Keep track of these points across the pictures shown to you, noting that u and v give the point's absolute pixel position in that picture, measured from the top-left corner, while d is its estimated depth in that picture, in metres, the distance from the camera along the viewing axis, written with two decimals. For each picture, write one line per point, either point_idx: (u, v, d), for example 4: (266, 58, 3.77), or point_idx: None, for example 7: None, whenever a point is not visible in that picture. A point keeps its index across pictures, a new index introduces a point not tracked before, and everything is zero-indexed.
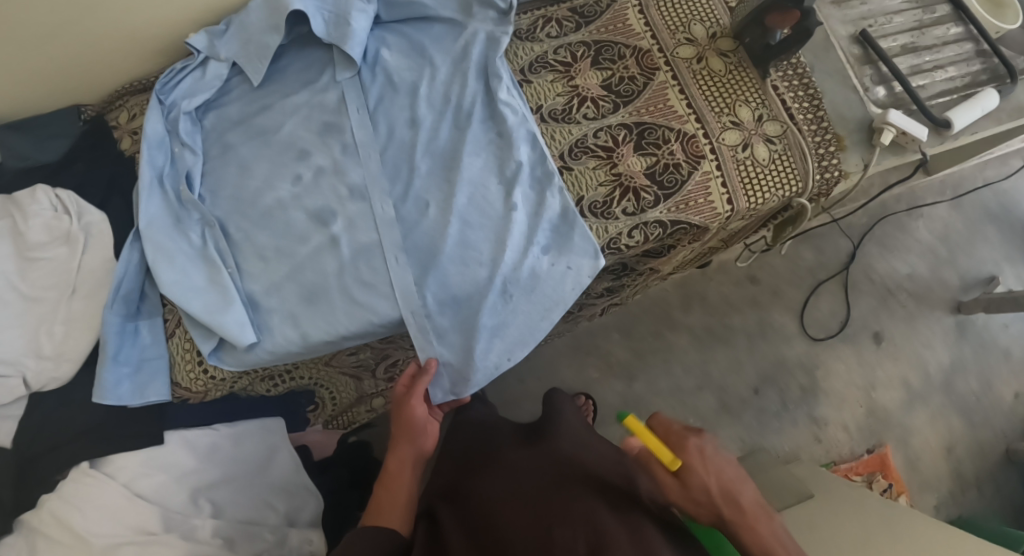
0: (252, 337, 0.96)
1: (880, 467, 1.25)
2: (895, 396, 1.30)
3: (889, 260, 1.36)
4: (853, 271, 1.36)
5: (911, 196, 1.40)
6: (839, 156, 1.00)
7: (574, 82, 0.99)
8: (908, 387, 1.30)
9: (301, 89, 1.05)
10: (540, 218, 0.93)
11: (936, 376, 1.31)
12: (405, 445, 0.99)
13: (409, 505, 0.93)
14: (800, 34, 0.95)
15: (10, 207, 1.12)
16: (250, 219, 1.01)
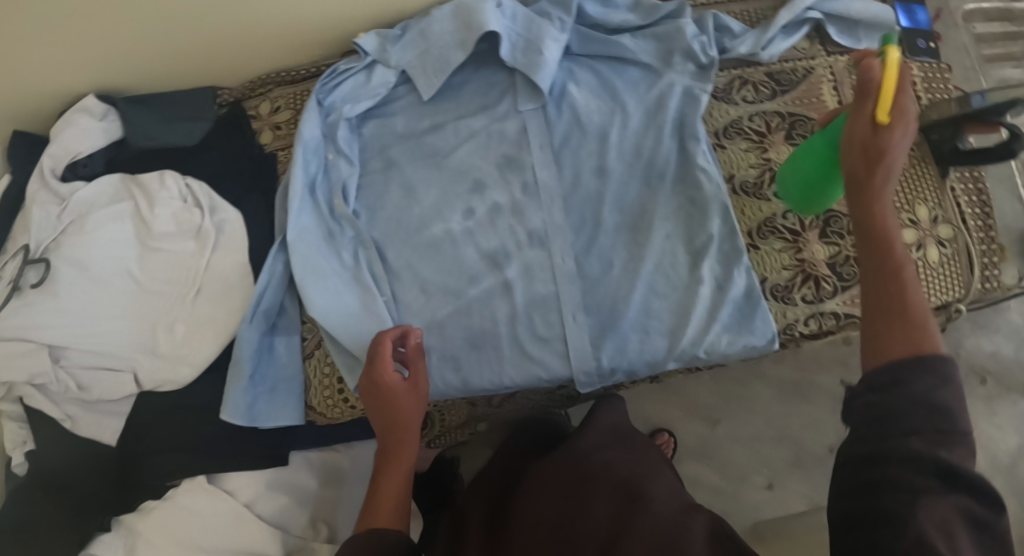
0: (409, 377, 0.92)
1: None
2: None
3: (976, 338, 1.39)
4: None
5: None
6: (999, 267, 1.02)
7: (767, 155, 0.97)
8: None
9: (479, 112, 0.99)
10: (725, 295, 0.92)
11: (1004, 459, 1.33)
12: (404, 431, 0.83)
13: (403, 498, 0.80)
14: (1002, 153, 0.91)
15: (133, 187, 1.06)
16: (412, 249, 0.96)
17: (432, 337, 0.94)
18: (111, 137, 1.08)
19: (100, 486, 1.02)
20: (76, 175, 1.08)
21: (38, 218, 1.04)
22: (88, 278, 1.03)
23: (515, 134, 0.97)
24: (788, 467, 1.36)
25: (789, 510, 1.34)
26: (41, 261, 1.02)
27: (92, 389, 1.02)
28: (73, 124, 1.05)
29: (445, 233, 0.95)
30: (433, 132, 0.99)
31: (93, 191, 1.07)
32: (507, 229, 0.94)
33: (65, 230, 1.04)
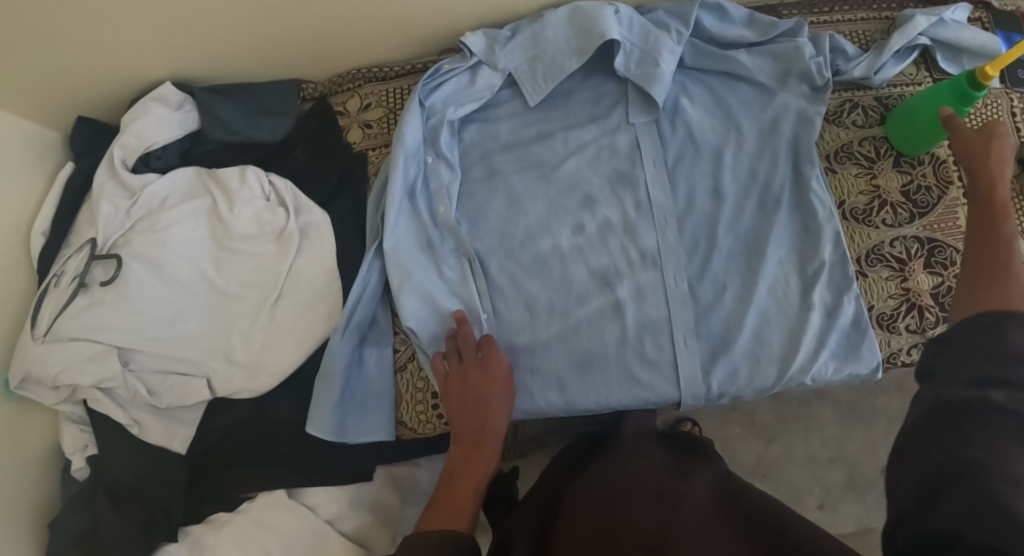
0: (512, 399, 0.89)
1: None
2: None
3: None
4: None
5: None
6: None
7: (877, 182, 0.96)
8: None
9: (591, 124, 0.96)
10: (835, 323, 0.91)
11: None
12: (481, 448, 0.85)
13: (473, 509, 0.80)
14: None
15: (210, 182, 1.02)
16: (517, 263, 0.93)
17: (538, 357, 0.91)
18: (187, 127, 1.04)
19: (169, 498, 0.96)
20: (149, 167, 1.04)
21: (106, 214, 0.99)
22: (161, 278, 0.98)
23: (627, 150, 0.95)
24: (841, 489, 1.36)
25: (840, 530, 1.34)
26: (111, 258, 0.98)
27: (162, 395, 0.97)
28: (149, 114, 1.01)
29: (553, 249, 0.92)
30: (541, 143, 0.96)
31: (166, 185, 1.02)
32: (617, 247, 0.92)
33: (134, 226, 1.00)
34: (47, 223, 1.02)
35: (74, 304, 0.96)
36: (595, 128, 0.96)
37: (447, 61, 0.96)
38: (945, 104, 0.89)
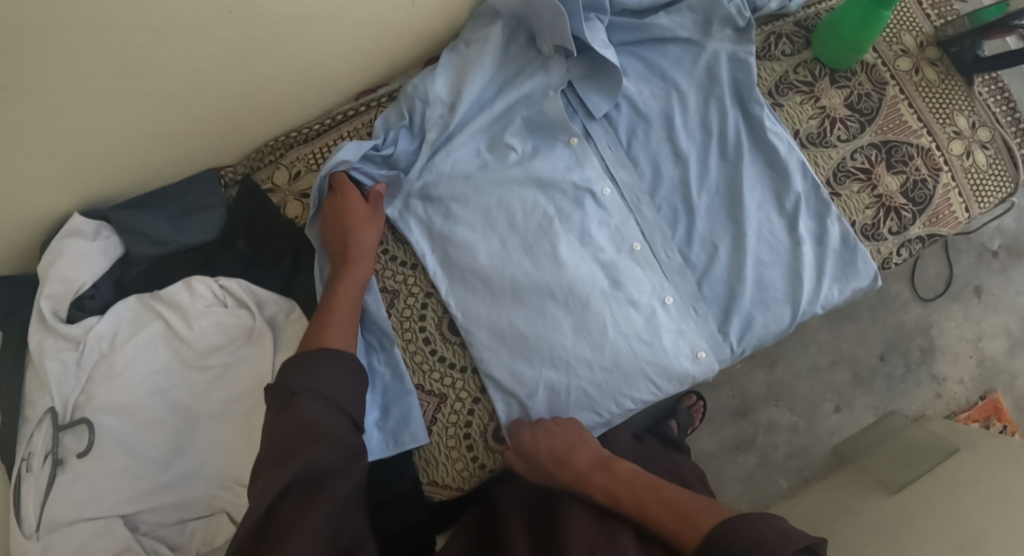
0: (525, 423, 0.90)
1: (995, 411, 1.43)
2: (999, 344, 1.46)
3: None
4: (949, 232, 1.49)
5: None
6: None
7: (821, 103, 0.97)
8: (1010, 333, 1.46)
9: (523, 135, 0.93)
10: (827, 248, 0.93)
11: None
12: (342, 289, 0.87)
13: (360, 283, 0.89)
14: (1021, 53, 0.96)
15: (157, 304, 0.94)
16: (502, 283, 0.89)
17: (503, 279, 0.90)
18: (111, 255, 0.95)
19: None
20: (85, 311, 0.94)
21: (56, 374, 0.90)
22: (143, 421, 0.91)
23: (576, 138, 0.92)
24: (851, 387, 1.42)
25: (862, 425, 1.41)
26: (81, 423, 0.90)
27: (186, 544, 0.91)
28: (68, 252, 0.91)
29: (552, 236, 0.89)
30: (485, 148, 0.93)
31: (111, 322, 0.93)
32: (568, 237, 0.89)
33: (93, 376, 0.92)
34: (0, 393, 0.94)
35: (58, 485, 0.87)
36: (530, 114, 0.93)
37: (411, 83, 0.93)
38: (864, 16, 0.91)
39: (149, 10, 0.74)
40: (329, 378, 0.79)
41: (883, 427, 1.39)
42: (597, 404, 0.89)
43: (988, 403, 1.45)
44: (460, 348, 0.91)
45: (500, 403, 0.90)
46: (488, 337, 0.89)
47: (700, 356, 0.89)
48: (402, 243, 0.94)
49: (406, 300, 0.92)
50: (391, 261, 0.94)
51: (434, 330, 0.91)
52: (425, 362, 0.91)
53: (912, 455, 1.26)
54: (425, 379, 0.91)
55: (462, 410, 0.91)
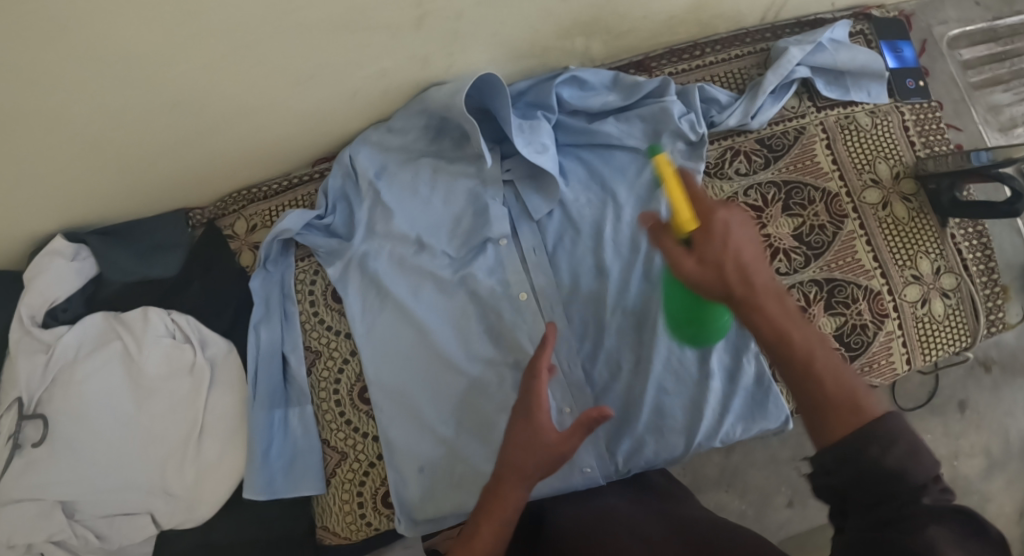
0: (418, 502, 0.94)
1: None
2: (976, 464, 1.37)
3: None
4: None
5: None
6: (1003, 306, 0.97)
7: (766, 231, 0.93)
8: (988, 454, 1.37)
9: (454, 231, 0.95)
10: (736, 386, 0.91)
11: (1016, 444, 1.38)
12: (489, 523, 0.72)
13: None
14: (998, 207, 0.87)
15: (118, 327, 1.02)
16: (415, 364, 0.94)
17: (417, 361, 0.94)
18: (86, 275, 1.04)
19: None
20: (57, 320, 1.04)
21: (26, 373, 1.02)
22: (90, 427, 1.01)
23: (504, 239, 0.94)
24: (807, 484, 1.40)
25: (813, 523, 1.38)
26: (37, 418, 1.01)
27: (111, 537, 1.02)
28: (47, 270, 1.00)
29: (468, 329, 0.93)
30: (416, 232, 0.94)
31: (77, 334, 1.03)
32: (482, 334, 0.93)
33: (55, 380, 1.02)
34: None
35: (12, 467, 1.00)
36: (472, 206, 0.95)
37: (344, 152, 0.97)
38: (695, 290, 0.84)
39: (85, 92, 0.79)
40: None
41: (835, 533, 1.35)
42: None
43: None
44: (366, 415, 0.97)
45: (397, 474, 0.95)
46: (398, 412, 0.94)
47: (585, 471, 0.91)
48: (332, 310, 0.98)
49: (326, 362, 0.98)
50: (320, 323, 0.98)
51: (346, 395, 0.97)
52: (334, 421, 0.97)
53: None
54: (331, 436, 0.97)
55: (358, 470, 0.97)
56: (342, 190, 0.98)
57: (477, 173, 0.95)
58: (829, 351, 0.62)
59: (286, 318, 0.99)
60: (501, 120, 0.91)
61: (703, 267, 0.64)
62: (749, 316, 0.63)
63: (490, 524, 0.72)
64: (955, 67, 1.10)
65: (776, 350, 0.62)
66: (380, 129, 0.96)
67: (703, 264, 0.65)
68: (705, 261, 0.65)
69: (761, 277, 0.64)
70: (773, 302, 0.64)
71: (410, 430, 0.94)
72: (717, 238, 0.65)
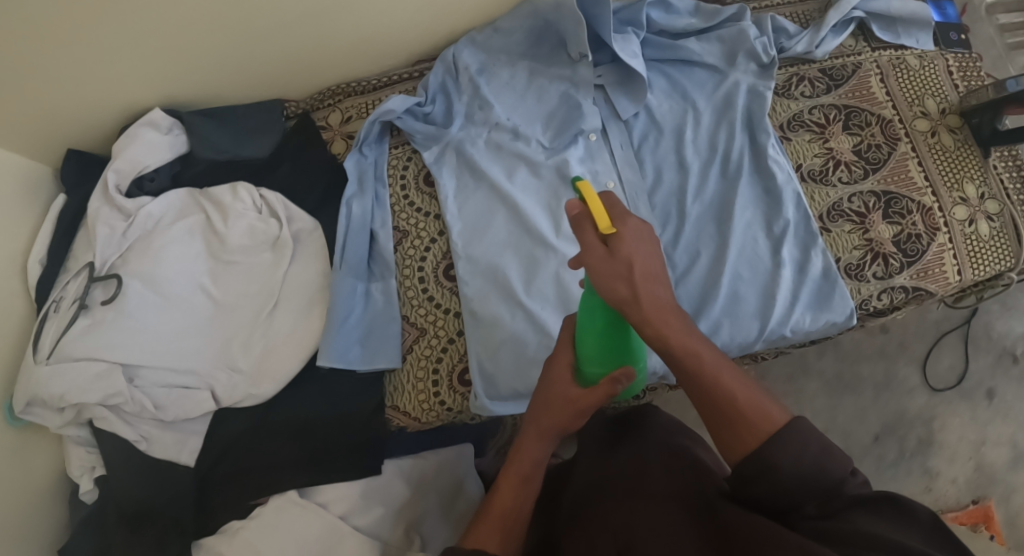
0: (496, 377, 0.95)
1: (983, 518, 1.41)
2: (1002, 453, 1.44)
3: (1008, 319, 1.49)
4: (974, 326, 1.49)
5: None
6: None
7: (829, 145, 1.01)
8: (1015, 445, 1.44)
9: (547, 125, 1.02)
10: (805, 276, 0.96)
11: None
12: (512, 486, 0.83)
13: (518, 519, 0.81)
14: None
15: (203, 200, 1.04)
16: (502, 242, 0.98)
17: (507, 238, 0.98)
18: (176, 151, 1.05)
19: (178, 513, 0.99)
20: (143, 191, 1.04)
21: (102, 237, 1.02)
22: (161, 294, 1.01)
23: (593, 134, 1.01)
24: None
25: None
26: (110, 279, 1.00)
27: (169, 408, 0.99)
28: (140, 138, 1.02)
29: (557, 211, 0.98)
30: (512, 120, 1.01)
31: (160, 205, 1.04)
32: None
33: (132, 246, 1.02)
34: (45, 251, 1.06)
35: (77, 325, 0.99)
36: (565, 104, 1.02)
37: (448, 51, 1.04)
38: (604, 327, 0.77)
39: None
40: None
41: None
42: None
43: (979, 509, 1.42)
44: (449, 292, 0.98)
45: (475, 348, 0.95)
46: (483, 286, 0.96)
47: (664, 351, 0.95)
48: (424, 193, 1.02)
49: (413, 241, 1.00)
50: (409, 206, 1.02)
51: (430, 271, 0.99)
52: (416, 297, 0.99)
53: None
54: (411, 312, 0.99)
55: (436, 347, 0.97)
56: (441, 85, 1.04)
57: (571, 77, 1.03)
58: (731, 372, 0.78)
59: (377, 198, 1.02)
60: (598, 26, 1.01)
61: (610, 260, 0.72)
62: (653, 328, 0.74)
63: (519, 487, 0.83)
64: (993, 31, 1.33)
65: (675, 356, 0.76)
66: (485, 32, 1.04)
67: (607, 261, 0.72)
68: (613, 258, 0.72)
69: (661, 291, 0.74)
70: (672, 319, 0.75)
71: (493, 305, 0.96)
72: (630, 243, 0.72)
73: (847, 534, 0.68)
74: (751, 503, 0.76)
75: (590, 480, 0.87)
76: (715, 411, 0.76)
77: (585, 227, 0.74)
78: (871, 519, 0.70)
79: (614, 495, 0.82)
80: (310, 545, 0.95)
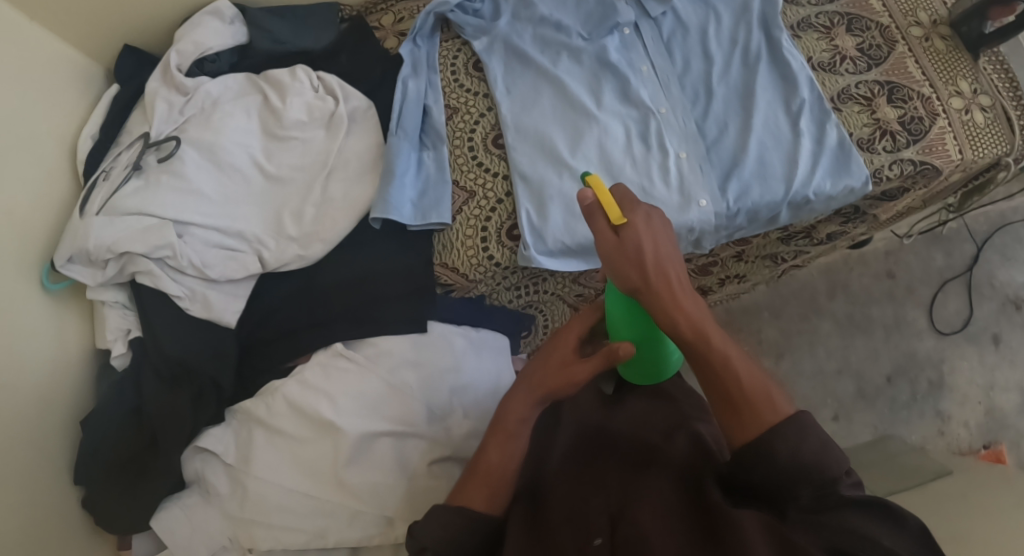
0: (544, 229, 0.97)
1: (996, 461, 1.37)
2: (1012, 399, 1.43)
3: (1010, 269, 1.49)
4: (976, 275, 1.50)
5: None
6: None
7: (835, 43, 1.12)
8: None
9: (581, 17, 1.08)
10: (823, 146, 1.04)
11: None
12: (501, 447, 0.84)
13: (501, 485, 0.82)
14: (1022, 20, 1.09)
15: (260, 82, 1.08)
16: (545, 112, 1.03)
17: (552, 108, 1.03)
18: (237, 41, 1.12)
19: (217, 373, 0.97)
20: (203, 71, 1.09)
21: (161, 110, 1.05)
22: (215, 163, 1.03)
23: (628, 28, 1.08)
24: (852, 400, 1.46)
25: (856, 438, 1.44)
26: (167, 144, 1.03)
27: (214, 267, 0.98)
28: (203, 24, 1.09)
29: (597, 86, 1.05)
30: (555, 15, 1.08)
31: (219, 86, 1.08)
32: (610, 92, 1.04)
33: (189, 121, 1.05)
34: (97, 128, 1.09)
35: (131, 183, 1.00)
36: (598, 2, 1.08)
37: None
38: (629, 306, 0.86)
39: None
40: (447, 532, 0.77)
41: (880, 445, 1.40)
42: None
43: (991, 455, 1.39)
44: (497, 158, 1.02)
45: (526, 204, 0.98)
46: (531, 146, 1.00)
47: (700, 204, 0.99)
48: (473, 77, 1.07)
49: (463, 117, 1.05)
50: (460, 88, 1.07)
51: (479, 141, 1.03)
52: (465, 163, 1.02)
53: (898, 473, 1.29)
54: (461, 177, 1.02)
55: (486, 207, 1.00)
56: None
57: None
58: (743, 358, 0.75)
59: (426, 78, 1.06)
60: None
61: (618, 245, 0.75)
62: (667, 306, 0.74)
63: (508, 447, 0.85)
64: None
65: (687, 337, 0.75)
66: None
67: (618, 249, 0.75)
68: (625, 244, 0.76)
69: (675, 272, 0.75)
70: (688, 304, 0.74)
71: (540, 166, 0.99)
72: (640, 229, 0.76)
73: (839, 536, 0.67)
74: (746, 488, 0.73)
75: (589, 445, 0.88)
76: (722, 395, 0.74)
77: (598, 218, 0.78)
78: (867, 522, 0.68)
79: (609, 465, 0.83)
80: (359, 399, 0.95)
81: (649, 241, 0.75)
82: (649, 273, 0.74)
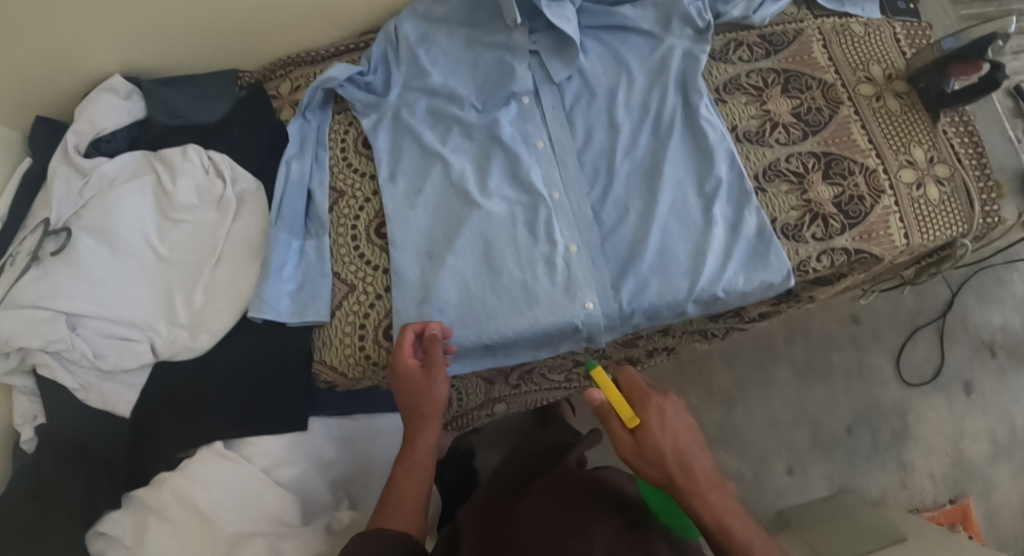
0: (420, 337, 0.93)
1: (962, 518, 1.35)
2: (982, 448, 1.40)
3: (985, 311, 1.46)
4: (950, 319, 1.46)
5: (1010, 250, 1.48)
6: (999, 203, 0.99)
7: (766, 107, 1.00)
8: (995, 440, 1.40)
9: (477, 85, 1.01)
10: (739, 235, 0.94)
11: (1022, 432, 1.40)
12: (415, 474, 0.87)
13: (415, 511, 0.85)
14: (986, 85, 0.95)
15: (155, 162, 1.07)
16: (431, 203, 0.98)
17: (440, 197, 0.98)
18: (133, 116, 1.10)
19: (111, 460, 1.00)
20: (100, 151, 1.09)
21: (59, 193, 1.05)
22: (111, 249, 1.02)
23: (526, 97, 1.01)
24: (808, 450, 1.40)
25: (809, 488, 1.38)
26: (62, 231, 1.03)
27: (108, 358, 1.00)
28: (97, 101, 1.07)
29: (489, 171, 0.98)
30: (447, 85, 1.01)
31: (116, 166, 1.07)
32: (498, 174, 0.98)
33: (85, 204, 1.05)
34: (6, 206, 1.09)
35: (27, 275, 1.00)
36: (495, 74, 1.01)
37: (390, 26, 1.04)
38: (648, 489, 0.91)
39: None
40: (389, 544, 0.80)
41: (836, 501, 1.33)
42: (485, 328, 0.93)
43: (957, 510, 1.37)
44: (379, 249, 0.99)
45: (402, 304, 0.95)
46: (415, 242, 0.97)
47: (587, 307, 0.92)
48: (362, 155, 1.03)
49: (349, 201, 1.01)
50: (348, 168, 1.03)
51: (363, 229, 1.00)
52: (347, 254, 0.99)
53: (856, 534, 1.18)
54: (342, 269, 0.99)
55: (365, 303, 0.97)
56: (371, 60, 1.04)
57: (507, 43, 1.01)
58: (765, 541, 0.79)
59: (314, 159, 1.03)
60: None
61: (636, 444, 0.80)
62: (691, 502, 0.79)
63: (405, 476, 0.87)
64: None
65: (709, 527, 0.79)
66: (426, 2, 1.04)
67: (638, 452, 0.80)
68: (645, 440, 0.80)
69: (697, 465, 0.80)
70: (711, 492, 0.79)
71: (419, 266, 0.96)
72: (658, 434, 0.80)
73: None
74: None
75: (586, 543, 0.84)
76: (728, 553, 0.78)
77: (612, 416, 0.83)
78: None
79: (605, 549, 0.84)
80: (236, 497, 0.97)
81: (671, 438, 0.80)
82: (668, 471, 0.80)
